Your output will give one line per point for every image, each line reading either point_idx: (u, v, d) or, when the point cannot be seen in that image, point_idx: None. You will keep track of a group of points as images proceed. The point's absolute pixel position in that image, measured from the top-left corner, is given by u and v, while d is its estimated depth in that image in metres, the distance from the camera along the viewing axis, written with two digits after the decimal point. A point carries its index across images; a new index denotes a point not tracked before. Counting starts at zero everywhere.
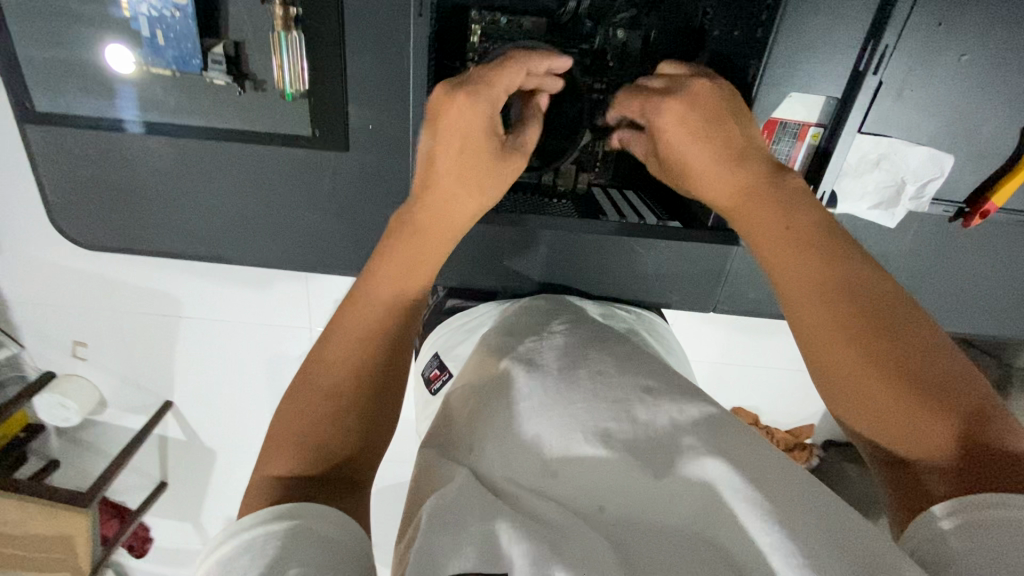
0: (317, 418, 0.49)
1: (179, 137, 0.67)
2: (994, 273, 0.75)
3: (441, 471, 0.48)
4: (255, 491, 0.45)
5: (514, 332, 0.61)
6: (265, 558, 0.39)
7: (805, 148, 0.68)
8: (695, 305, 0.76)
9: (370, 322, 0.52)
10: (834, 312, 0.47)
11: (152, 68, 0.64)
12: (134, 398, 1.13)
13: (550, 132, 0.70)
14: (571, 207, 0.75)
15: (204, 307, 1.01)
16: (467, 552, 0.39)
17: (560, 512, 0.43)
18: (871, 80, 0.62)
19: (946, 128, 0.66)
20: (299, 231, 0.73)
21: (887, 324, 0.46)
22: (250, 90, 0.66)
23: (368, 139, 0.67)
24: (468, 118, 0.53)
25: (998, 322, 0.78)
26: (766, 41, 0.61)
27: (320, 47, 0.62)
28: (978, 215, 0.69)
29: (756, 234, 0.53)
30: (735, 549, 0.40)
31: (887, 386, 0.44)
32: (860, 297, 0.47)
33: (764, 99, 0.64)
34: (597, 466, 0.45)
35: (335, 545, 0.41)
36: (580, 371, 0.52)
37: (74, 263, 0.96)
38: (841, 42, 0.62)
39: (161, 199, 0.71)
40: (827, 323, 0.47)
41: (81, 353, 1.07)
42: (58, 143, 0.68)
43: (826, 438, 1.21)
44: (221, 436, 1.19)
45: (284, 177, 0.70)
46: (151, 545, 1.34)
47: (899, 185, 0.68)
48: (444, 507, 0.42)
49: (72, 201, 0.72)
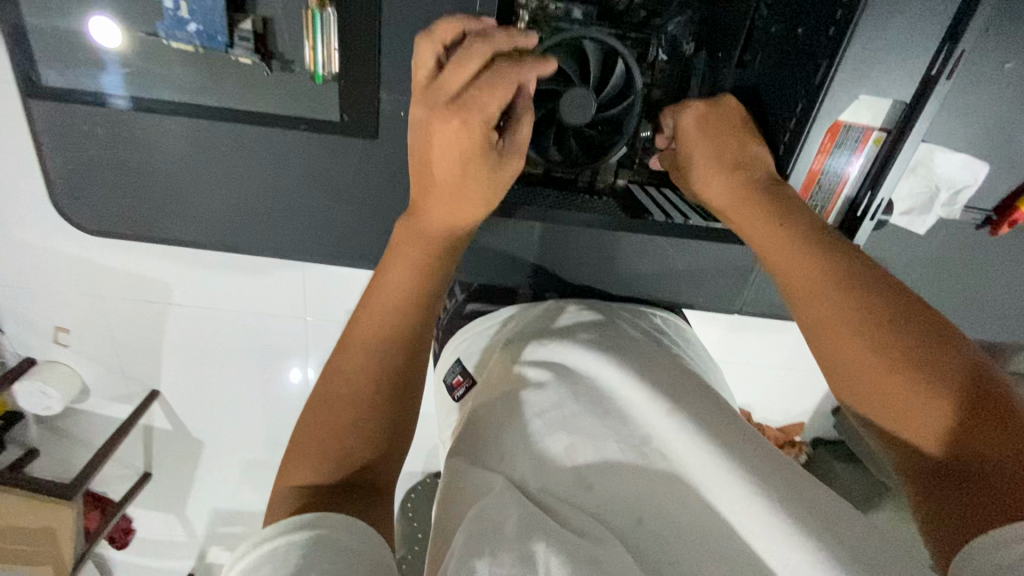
0: (335, 433, 0.46)
1: (193, 117, 0.64)
2: (1006, 281, 0.77)
3: (474, 480, 0.47)
4: (277, 505, 0.43)
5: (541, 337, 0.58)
6: (288, 568, 0.35)
7: (864, 157, 0.62)
8: (721, 307, 0.76)
9: (383, 322, 0.50)
10: (841, 306, 0.47)
11: (175, 43, 0.63)
12: (116, 386, 1.07)
13: (598, 125, 0.68)
14: (614, 204, 0.73)
15: (203, 294, 0.97)
16: (503, 560, 0.37)
17: (596, 523, 0.42)
18: (943, 85, 0.57)
19: (981, 135, 0.69)
20: (312, 218, 0.70)
21: (892, 313, 0.45)
22: (277, 70, 0.66)
23: (398, 126, 0.65)
24: (462, 138, 0.51)
25: (1008, 330, 0.80)
26: (840, 40, 0.56)
27: (357, 30, 0.60)
28: (1006, 223, 0.72)
29: (763, 243, 0.55)
30: None
31: (890, 374, 0.44)
32: (872, 297, 0.46)
33: (829, 101, 0.59)
34: (632, 476, 0.44)
35: (362, 557, 0.37)
36: (612, 380, 0.50)
37: (67, 245, 0.91)
38: (914, 45, 0.57)
39: (171, 180, 0.67)
40: (829, 317, 0.47)
41: (64, 340, 1.02)
42: (57, 117, 0.63)
43: (815, 437, 1.19)
44: (211, 428, 1.15)
45: (302, 162, 0.67)
46: (134, 537, 1.29)
47: (933, 193, 0.70)
48: (483, 521, 0.41)
49: (74, 178, 0.67)
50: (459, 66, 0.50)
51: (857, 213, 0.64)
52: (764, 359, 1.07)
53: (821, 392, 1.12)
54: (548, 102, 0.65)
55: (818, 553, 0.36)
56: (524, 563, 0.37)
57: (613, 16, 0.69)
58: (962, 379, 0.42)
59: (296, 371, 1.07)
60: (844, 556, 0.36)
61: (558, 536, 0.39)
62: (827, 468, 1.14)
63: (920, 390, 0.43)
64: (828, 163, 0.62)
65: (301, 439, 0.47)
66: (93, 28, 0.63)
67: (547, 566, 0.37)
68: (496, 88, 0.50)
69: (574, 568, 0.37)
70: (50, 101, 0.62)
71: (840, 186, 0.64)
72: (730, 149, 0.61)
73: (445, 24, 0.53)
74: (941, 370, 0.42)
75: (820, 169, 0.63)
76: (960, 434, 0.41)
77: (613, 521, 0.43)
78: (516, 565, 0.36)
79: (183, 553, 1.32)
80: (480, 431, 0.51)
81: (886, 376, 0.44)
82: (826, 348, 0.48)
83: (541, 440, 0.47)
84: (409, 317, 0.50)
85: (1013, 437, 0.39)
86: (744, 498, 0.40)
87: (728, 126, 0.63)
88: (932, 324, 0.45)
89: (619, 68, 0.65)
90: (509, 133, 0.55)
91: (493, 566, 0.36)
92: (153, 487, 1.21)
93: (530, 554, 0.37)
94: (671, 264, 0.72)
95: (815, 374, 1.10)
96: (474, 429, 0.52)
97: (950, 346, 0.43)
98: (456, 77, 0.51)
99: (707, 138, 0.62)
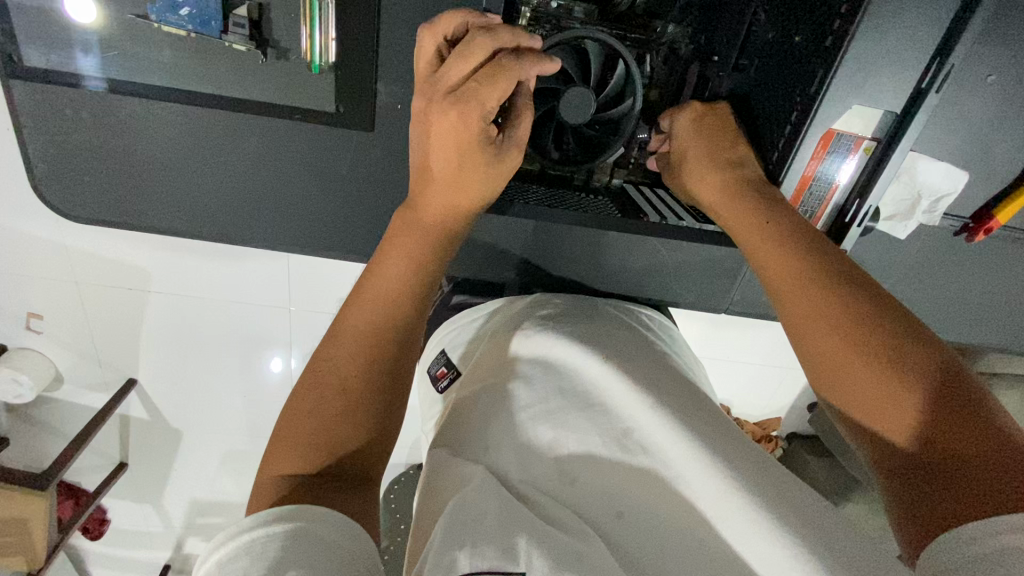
0: (321, 423, 0.45)
1: (183, 103, 0.62)
2: (977, 285, 0.80)
3: (455, 472, 0.46)
4: (264, 494, 0.42)
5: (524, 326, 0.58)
6: (266, 561, 0.35)
7: (856, 162, 0.64)
8: (707, 306, 0.77)
9: (377, 312, 0.49)
10: (821, 299, 0.49)
11: (165, 27, 0.60)
12: (92, 374, 1.04)
13: (596, 124, 0.69)
14: (608, 202, 0.75)
15: (186, 283, 0.95)
16: (484, 551, 0.37)
17: (576, 518, 0.42)
18: (933, 98, 0.58)
19: (962, 147, 0.71)
20: (301, 207, 0.69)
21: (869, 309, 0.47)
22: (272, 58, 0.63)
23: (394, 118, 0.65)
24: (460, 129, 0.52)
25: (978, 332, 0.83)
26: (838, 51, 0.57)
27: (355, 20, 0.60)
28: (982, 231, 0.74)
29: (747, 239, 0.56)
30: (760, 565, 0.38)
31: (865, 366, 0.45)
32: (852, 295, 0.48)
33: (825, 110, 0.60)
34: (613, 469, 0.45)
35: (340, 550, 0.37)
36: (595, 372, 0.50)
37: (45, 229, 0.88)
38: (908, 58, 0.58)
39: (158, 166, 0.66)
40: (809, 309, 0.49)
41: (37, 327, 0.98)
42: (37, 96, 0.61)
43: (791, 432, 1.22)
44: (190, 418, 1.12)
45: (293, 151, 0.66)
46: (109, 527, 1.27)
47: (915, 198, 0.72)
48: (463, 509, 0.41)
49: (57, 161, 0.65)
50: (459, 57, 0.51)
51: (845, 219, 0.66)
52: (744, 354, 1.09)
53: (798, 389, 1.15)
54: (550, 100, 0.67)
55: (796, 548, 0.37)
56: (506, 555, 0.37)
57: (614, 16, 0.70)
58: (932, 375, 0.44)
59: (278, 360, 1.05)
60: (823, 550, 0.37)
61: (540, 533, 0.39)
62: (802, 463, 1.15)
63: (892, 383, 0.44)
64: (820, 169, 0.64)
65: (290, 428, 0.45)
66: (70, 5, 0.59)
67: (529, 558, 0.37)
68: (494, 80, 0.51)
69: (554, 563, 0.37)
70: (32, 83, 0.61)
71: (831, 192, 0.66)
72: (718, 149, 0.63)
73: (448, 17, 0.53)
74: (912, 365, 0.44)
75: (812, 176, 0.64)
76: (927, 430, 0.43)
77: (593, 515, 0.43)
78: (497, 557, 0.37)
79: (161, 543, 1.30)
80: (463, 421, 0.51)
81: (860, 367, 0.46)
82: (806, 344, 0.49)
83: (526, 434, 0.47)
84: (403, 307, 0.50)
85: (974, 433, 0.41)
86: (726, 493, 0.41)
87: (718, 128, 0.65)
88: (906, 323, 0.46)
89: (619, 68, 0.67)
90: (508, 128, 0.56)
91: (474, 558, 0.37)
92: (130, 478, 1.19)
93: (512, 546, 0.38)
94: (659, 261, 0.73)
95: (793, 371, 1.12)
96: (457, 418, 0.52)
97: (921, 346, 0.45)
98: (456, 68, 0.52)
99: (698, 139, 0.64)
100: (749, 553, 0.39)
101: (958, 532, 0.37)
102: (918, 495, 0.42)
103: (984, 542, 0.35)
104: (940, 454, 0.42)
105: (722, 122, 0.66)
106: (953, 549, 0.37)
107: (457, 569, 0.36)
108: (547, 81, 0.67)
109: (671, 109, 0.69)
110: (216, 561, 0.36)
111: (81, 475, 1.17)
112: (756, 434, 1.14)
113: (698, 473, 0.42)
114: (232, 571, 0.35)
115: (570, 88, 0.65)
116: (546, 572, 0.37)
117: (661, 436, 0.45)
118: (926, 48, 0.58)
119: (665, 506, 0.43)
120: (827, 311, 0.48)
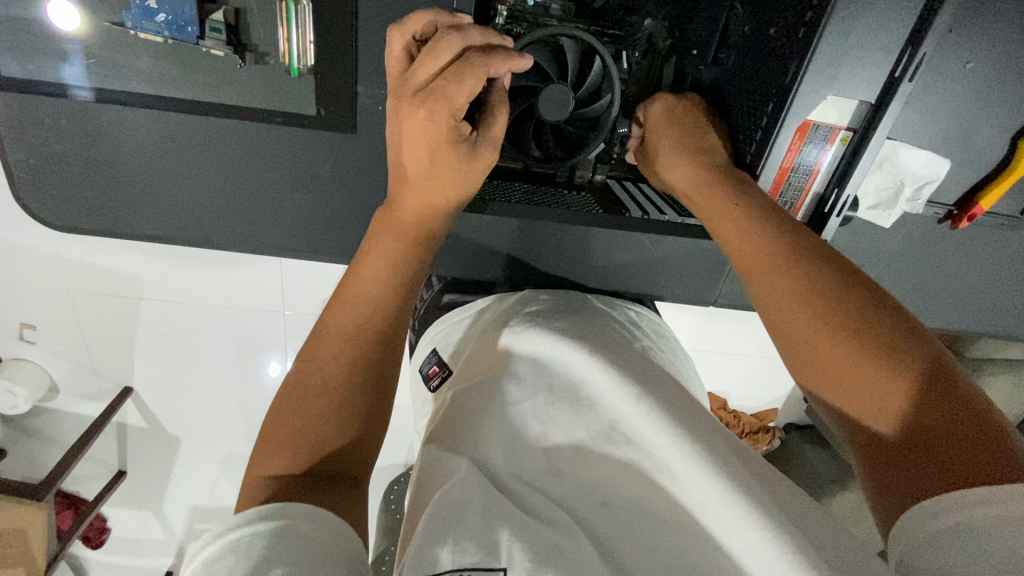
0: (306, 420, 0.45)
1: (166, 111, 0.62)
2: (963, 271, 0.80)
3: (442, 465, 0.46)
4: (249, 494, 0.42)
5: (511, 320, 0.58)
6: (250, 559, 0.35)
7: (832, 153, 0.64)
8: (696, 299, 0.78)
9: (357, 314, 0.49)
10: (793, 283, 0.49)
11: (141, 34, 0.60)
12: (86, 384, 1.04)
13: (574, 120, 0.69)
14: (592, 199, 0.75)
15: (174, 289, 0.95)
16: (466, 548, 0.38)
17: (558, 512, 0.42)
18: (905, 87, 0.59)
19: (943, 135, 0.72)
20: (288, 212, 0.69)
21: (841, 292, 0.47)
22: (250, 62, 0.63)
23: (375, 120, 0.65)
24: (429, 127, 0.52)
25: (966, 317, 0.83)
26: (809, 41, 0.58)
27: (331, 24, 0.60)
28: (965, 217, 0.75)
29: (721, 228, 0.56)
30: (745, 557, 0.38)
31: (843, 352, 0.45)
32: (824, 278, 0.48)
33: (799, 100, 0.60)
34: (599, 459, 0.45)
35: (324, 546, 0.37)
36: (577, 364, 0.50)
37: (34, 240, 0.88)
38: (879, 47, 0.59)
39: (142, 173, 0.66)
40: (782, 294, 0.49)
41: (29, 337, 0.98)
42: (22, 110, 0.61)
43: (787, 423, 1.23)
44: (184, 423, 1.12)
45: (278, 155, 0.66)
46: (109, 536, 1.26)
47: (898, 186, 0.73)
48: (446, 504, 0.41)
49: (39, 170, 0.65)
50: (429, 55, 0.52)
51: (825, 209, 0.66)
52: (738, 347, 1.09)
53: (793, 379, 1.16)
54: (527, 98, 0.67)
55: (779, 535, 0.37)
56: (487, 551, 0.38)
57: (591, 13, 0.71)
58: (907, 356, 0.44)
59: (273, 364, 1.05)
60: (803, 543, 0.37)
61: (519, 530, 0.39)
62: (799, 454, 1.16)
63: (873, 368, 0.44)
64: (798, 159, 0.64)
65: (274, 428, 0.45)
66: (50, 12, 0.59)
67: (510, 554, 0.38)
68: (462, 77, 0.51)
69: (535, 558, 0.38)
70: (13, 93, 0.60)
71: (810, 183, 0.66)
72: (693, 138, 0.63)
73: (415, 17, 0.54)
74: (893, 351, 0.44)
75: (791, 166, 0.64)
76: (906, 412, 0.43)
77: (578, 508, 0.43)
78: (480, 553, 0.38)
79: (162, 550, 1.30)
80: (451, 419, 0.50)
81: (839, 354, 0.45)
82: (780, 330, 0.49)
83: (515, 426, 0.47)
84: (383, 306, 0.50)
85: (947, 410, 0.41)
86: (705, 481, 0.41)
87: (689, 117, 0.65)
88: (878, 302, 0.47)
89: (596, 65, 0.66)
90: (483, 127, 0.56)
91: (457, 554, 0.37)
92: (129, 485, 1.19)
93: (494, 542, 0.38)
94: (646, 255, 0.73)
95: None
96: (446, 417, 0.51)
97: (891, 322, 0.45)
98: (424, 67, 0.52)
99: (672, 128, 0.65)
100: (733, 539, 0.39)
101: (932, 503, 0.38)
102: (902, 477, 0.42)
103: (957, 513, 0.37)
104: (913, 431, 0.42)
105: (694, 112, 0.66)
106: (929, 519, 0.38)
107: (438, 565, 0.37)
108: (524, 78, 0.67)
109: (650, 101, 0.70)
110: (202, 561, 0.36)
111: (80, 484, 1.17)
112: (752, 427, 1.16)
113: (681, 465, 0.42)
114: (218, 570, 0.35)
115: (547, 86, 0.64)
116: (526, 567, 0.37)
117: (646, 427, 0.45)
118: (897, 38, 0.59)
119: (649, 496, 0.43)
120: (801, 295, 0.48)
